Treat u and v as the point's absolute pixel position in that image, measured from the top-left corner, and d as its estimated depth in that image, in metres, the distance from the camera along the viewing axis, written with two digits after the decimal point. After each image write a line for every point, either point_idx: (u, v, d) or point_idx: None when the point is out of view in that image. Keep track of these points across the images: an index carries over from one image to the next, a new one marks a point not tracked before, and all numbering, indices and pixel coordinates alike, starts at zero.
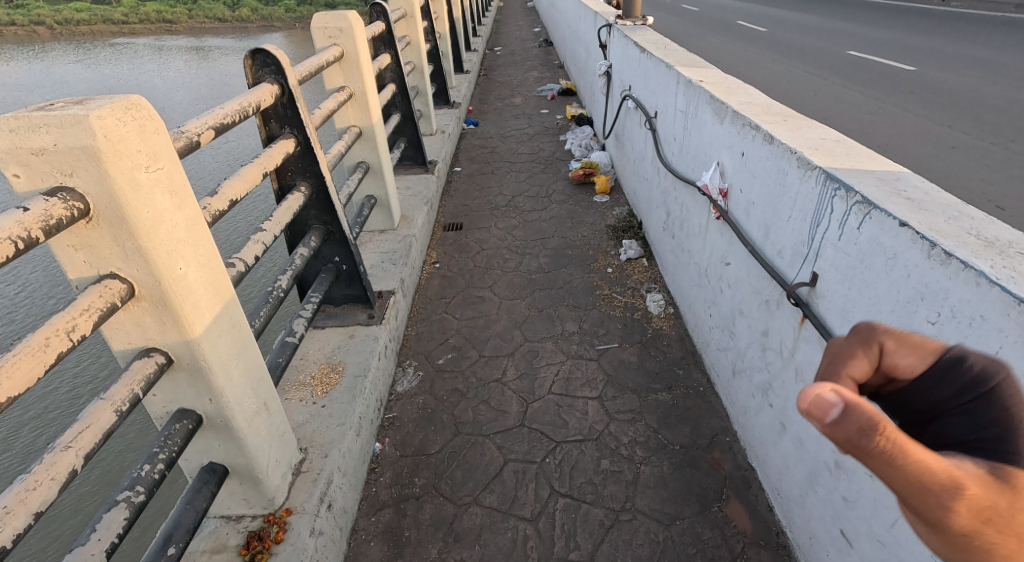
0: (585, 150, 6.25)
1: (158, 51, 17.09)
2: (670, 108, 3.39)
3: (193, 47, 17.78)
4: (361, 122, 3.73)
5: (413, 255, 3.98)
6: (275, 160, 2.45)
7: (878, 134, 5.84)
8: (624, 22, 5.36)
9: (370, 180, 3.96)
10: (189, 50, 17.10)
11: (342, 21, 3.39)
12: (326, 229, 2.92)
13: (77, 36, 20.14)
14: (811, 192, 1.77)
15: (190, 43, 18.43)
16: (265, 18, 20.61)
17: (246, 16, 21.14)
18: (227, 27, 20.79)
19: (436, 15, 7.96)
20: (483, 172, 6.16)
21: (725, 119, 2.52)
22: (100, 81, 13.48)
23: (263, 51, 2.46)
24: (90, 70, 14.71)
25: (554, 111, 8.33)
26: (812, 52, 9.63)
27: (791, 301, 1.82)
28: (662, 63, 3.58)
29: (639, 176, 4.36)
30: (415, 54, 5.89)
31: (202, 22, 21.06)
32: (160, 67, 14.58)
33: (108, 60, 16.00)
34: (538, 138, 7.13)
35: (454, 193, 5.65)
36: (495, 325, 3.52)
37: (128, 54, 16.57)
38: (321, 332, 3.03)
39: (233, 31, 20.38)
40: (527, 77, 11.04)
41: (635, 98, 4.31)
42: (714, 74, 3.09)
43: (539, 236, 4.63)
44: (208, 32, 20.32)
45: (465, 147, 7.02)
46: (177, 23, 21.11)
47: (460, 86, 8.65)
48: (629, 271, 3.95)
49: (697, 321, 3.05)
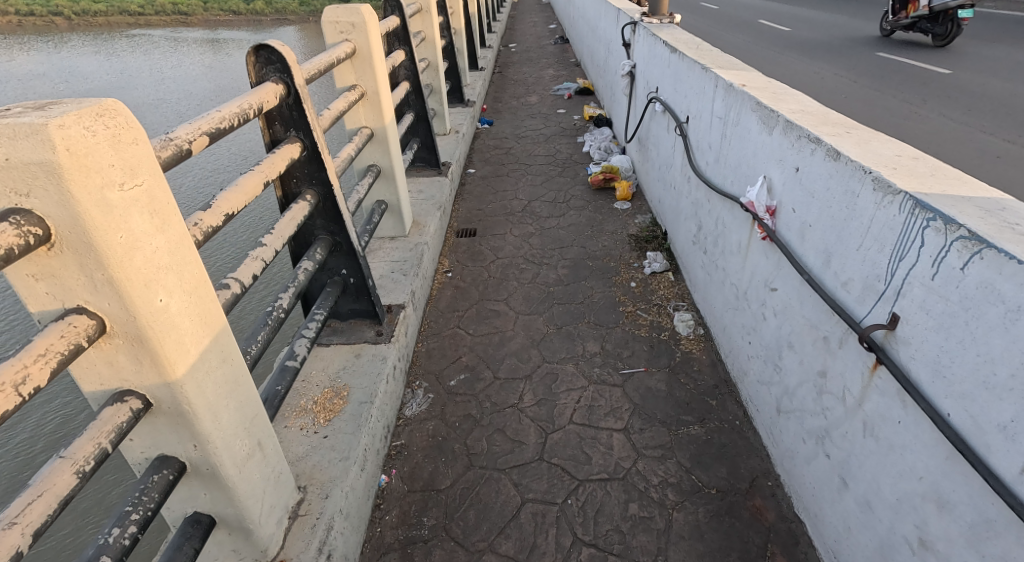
0: (605, 153, 6.01)
1: (173, 43, 17.05)
2: (705, 114, 3.16)
3: (207, 39, 17.67)
4: (373, 123, 3.50)
5: (425, 264, 3.76)
6: (279, 167, 2.22)
7: (915, 141, 5.57)
8: (650, 20, 5.11)
9: (381, 184, 3.74)
10: (203, 42, 17.03)
11: (355, 15, 3.17)
12: (333, 240, 2.71)
13: (93, 27, 20.14)
14: (892, 220, 1.54)
15: (204, 35, 18.33)
16: (280, 11, 20.51)
17: (260, 8, 20.99)
18: (242, 20, 20.70)
19: (451, 9, 7.72)
20: (497, 175, 5.94)
21: (775, 130, 2.28)
22: (114, 73, 13.41)
23: (268, 47, 2.23)
24: (104, 62, 14.68)
25: (571, 111, 8.09)
26: (841, 53, 9.33)
27: (864, 345, 1.59)
28: (697, 65, 3.34)
29: (666, 184, 4.12)
30: (430, 50, 5.67)
31: (217, 14, 20.98)
32: (174, 60, 14.51)
33: (123, 51, 15.97)
34: (555, 139, 6.89)
35: (468, 196, 5.43)
36: (512, 342, 3.31)
37: (143, 46, 16.54)
38: (325, 350, 2.82)
39: (247, 24, 20.31)
40: (543, 75, 10.82)
41: (663, 102, 4.08)
42: (756, 78, 2.85)
43: (557, 245, 4.41)
44: (223, 25, 20.26)
45: (480, 147, 6.80)
46: (193, 16, 21.06)
47: (475, 84, 8.44)
48: (654, 287, 3.72)
49: (732, 347, 2.82)
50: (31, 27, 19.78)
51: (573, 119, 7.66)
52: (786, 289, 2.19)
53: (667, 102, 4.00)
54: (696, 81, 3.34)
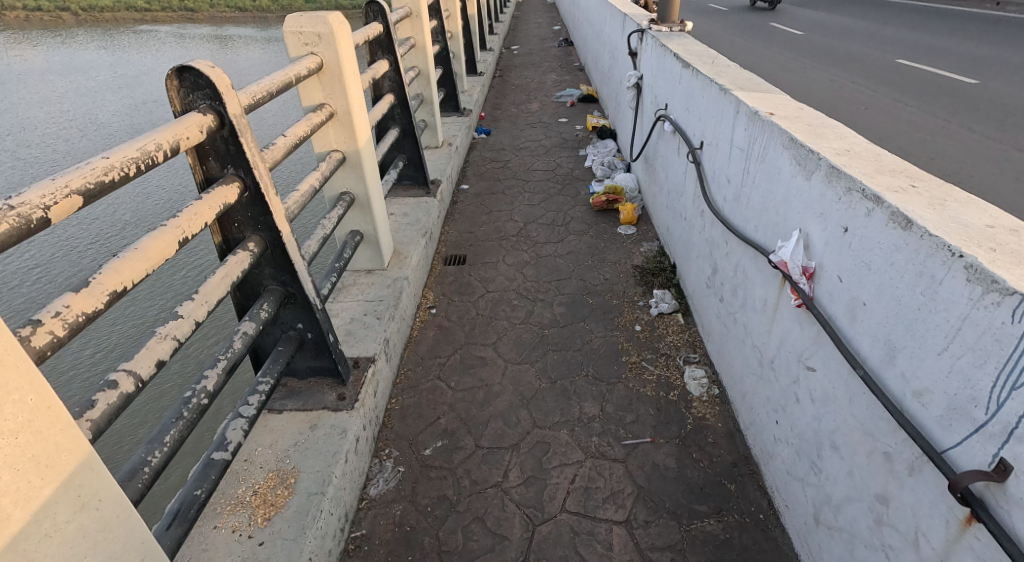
0: (608, 169, 5.58)
1: (172, 40, 16.70)
2: (724, 143, 2.74)
3: (206, 35, 17.30)
4: (344, 146, 3.09)
5: (403, 302, 3.35)
6: (206, 216, 1.78)
7: (945, 161, 5.15)
8: (659, 28, 4.70)
9: (355, 213, 3.33)
10: (203, 39, 16.69)
11: (321, 25, 2.76)
12: (285, 291, 2.29)
13: (98, 23, 19.86)
14: (1002, 332, 1.13)
15: (204, 31, 17.95)
16: (284, 8, 20.18)
17: (264, 6, 20.64)
18: (246, 16, 20.33)
19: (448, 12, 7.31)
20: (492, 192, 5.52)
21: (815, 176, 1.87)
22: (109, 69, 13.03)
23: (192, 69, 1.82)
24: (100, 59, 14.33)
25: (574, 119, 7.69)
26: (859, 60, 8.88)
27: (957, 495, 1.18)
28: (713, 84, 2.92)
29: (676, 213, 3.71)
30: (420, 58, 5.26)
31: (222, 11, 20.63)
32: (173, 57, 14.17)
33: (120, 48, 15.62)
34: (555, 151, 6.49)
35: (459, 216, 5.03)
36: (499, 399, 2.89)
37: (142, 43, 16.21)
38: (276, 417, 2.40)
39: (251, 21, 19.98)
40: (546, 79, 10.42)
41: (674, 121, 3.66)
42: (786, 104, 2.44)
43: (554, 277, 4.00)
44: (226, 21, 19.93)
45: (475, 160, 6.38)
46: (199, 12, 20.69)
47: (473, 90, 8.03)
48: (662, 332, 3.31)
49: (753, 419, 2.41)
50: (37, 21, 19.48)
51: (575, 130, 7.24)
52: (827, 375, 1.77)
53: (678, 123, 3.59)
54: (712, 103, 2.92)
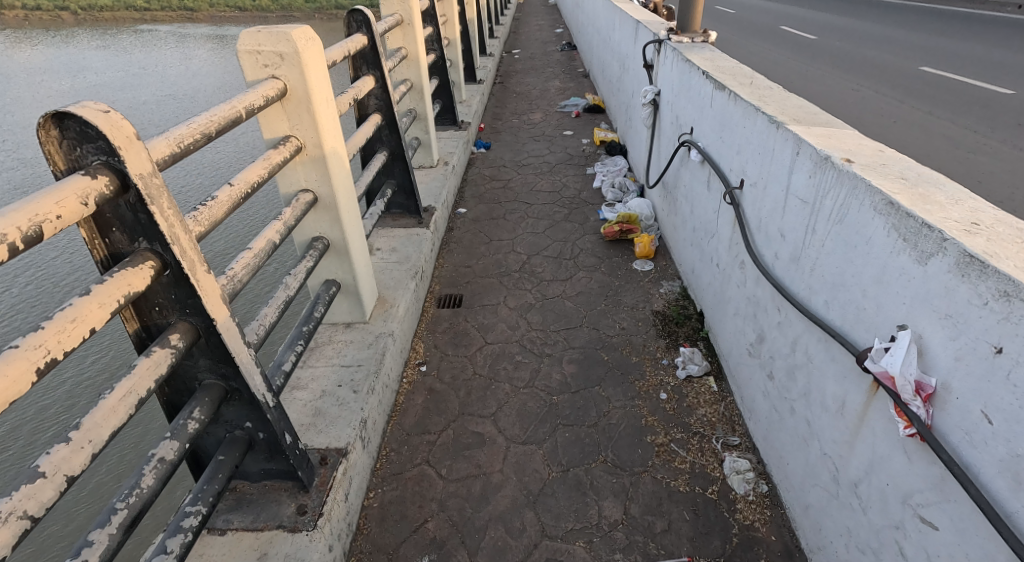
0: (619, 192, 5.15)
1: (164, 40, 16.17)
2: (776, 188, 2.24)
3: (204, 34, 16.80)
4: (316, 185, 2.59)
5: (388, 365, 2.85)
6: (93, 320, 1.29)
7: (994, 185, 4.66)
8: (680, 38, 4.21)
9: (331, 260, 2.83)
10: (198, 38, 16.16)
11: (282, 42, 2.25)
12: (225, 386, 1.77)
13: (97, 22, 19.41)
14: None
15: (200, 30, 17.47)
16: (287, 8, 19.83)
17: (266, 5, 20.27)
18: (246, 17, 19.90)
19: (444, 17, 6.81)
20: (492, 218, 5.02)
21: (932, 263, 1.37)
22: (99, 70, 12.53)
23: (72, 115, 1.29)
24: (87, 59, 13.80)
25: (580, 132, 7.20)
26: (882, 68, 8.41)
27: None
28: (760, 114, 2.42)
29: (704, 257, 3.22)
30: (413, 70, 4.77)
31: (227, 11, 20.14)
32: (162, 58, 13.64)
33: (110, 48, 15.11)
34: (560, 169, 5.99)
35: (455, 246, 4.53)
36: (499, 494, 2.39)
37: (136, 43, 15.72)
38: (217, 542, 1.91)
39: (250, 20, 19.51)
40: (548, 87, 9.92)
41: (703, 150, 3.18)
42: (862, 146, 1.94)
43: (562, 324, 3.51)
44: (224, 20, 19.42)
45: (474, 179, 5.88)
46: (199, 10, 20.20)
47: (471, 99, 7.54)
48: (691, 402, 2.82)
49: (821, 544, 1.92)
50: (37, 20, 19.02)
51: (582, 144, 6.75)
52: (959, 545, 1.30)
53: (708, 153, 3.10)
54: (759, 137, 2.42)
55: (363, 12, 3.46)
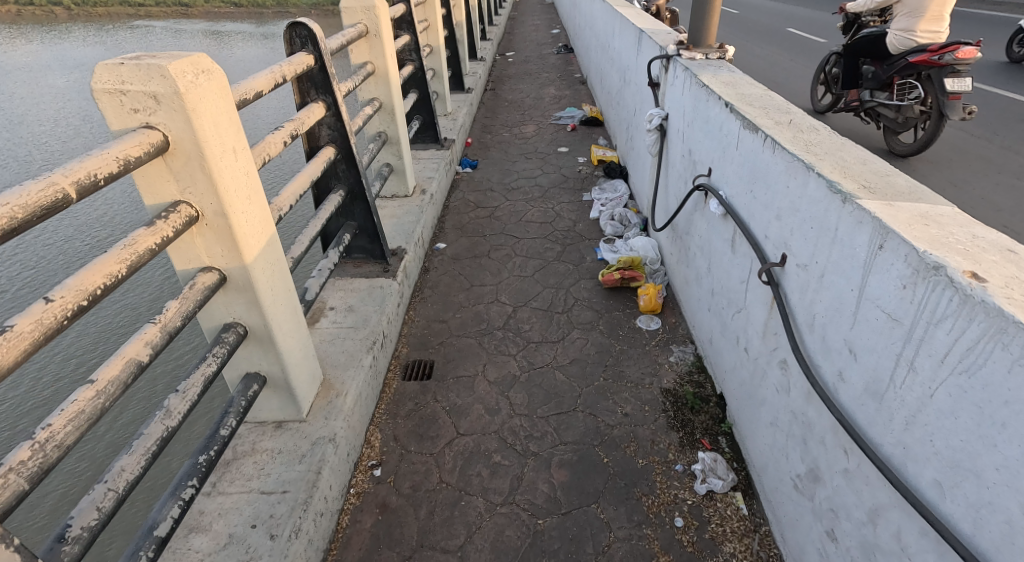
0: (619, 226, 4.56)
1: (148, 36, 15.54)
2: (842, 284, 1.61)
3: (197, 31, 16.22)
4: (224, 262, 1.96)
5: (327, 484, 2.23)
6: None
7: None
8: (691, 54, 3.59)
9: (252, 349, 2.19)
10: (184, 35, 15.51)
11: (156, 78, 1.62)
12: None
13: (89, 16, 18.76)
14: None
15: (191, 27, 16.86)
16: (281, 5, 19.28)
17: (258, 2, 19.70)
18: (240, 12, 19.27)
19: (426, 22, 6.18)
20: (474, 257, 4.42)
21: None
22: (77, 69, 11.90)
23: None
24: (62, 56, 13.13)
25: (576, 149, 6.60)
26: None
27: None
28: (812, 174, 1.80)
29: (727, 332, 2.61)
30: (382, 87, 4.14)
31: (219, 8, 19.57)
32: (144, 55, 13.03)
33: (90, 44, 14.47)
34: (554, 195, 5.39)
35: (429, 294, 3.92)
36: None
37: (118, 38, 15.07)
38: None
39: (240, 15, 18.87)
40: (543, 94, 9.31)
41: (726, 202, 2.56)
42: (981, 244, 1.33)
43: (551, 404, 2.89)
44: (214, 16, 18.80)
45: (456, 207, 5.29)
46: (193, 7, 19.56)
47: (457, 112, 6.93)
48: (715, 531, 2.20)
49: None
50: (30, 15, 18.55)
51: (578, 164, 6.15)
52: None
53: (733, 207, 2.48)
54: (811, 206, 1.80)
55: (308, 26, 2.84)
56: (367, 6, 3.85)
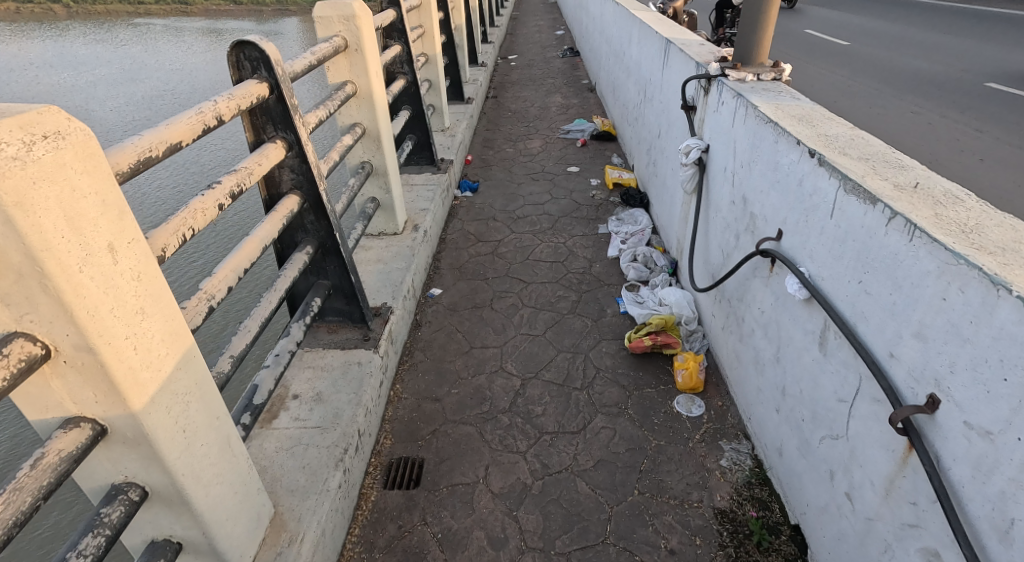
0: (643, 269, 3.94)
1: (138, 37, 14.95)
2: None
3: (190, 30, 15.64)
4: (101, 409, 1.30)
5: None
6: None
7: None
8: (741, 73, 2.96)
9: (158, 509, 1.53)
10: (177, 35, 14.94)
11: None
12: None
13: (91, 15, 18.21)
14: None
15: (190, 25, 16.38)
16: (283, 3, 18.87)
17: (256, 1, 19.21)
18: (240, 10, 18.73)
19: (422, 29, 5.54)
20: (474, 306, 3.80)
21: None
22: (58, 74, 11.30)
23: None
24: (46, 60, 12.53)
25: (588, 169, 5.98)
26: (940, 86, 7.25)
27: None
28: (1007, 296, 1.15)
29: (809, 456, 1.97)
30: (366, 109, 3.49)
31: (218, 6, 19.04)
32: (132, 59, 12.45)
33: (79, 47, 13.90)
34: (565, 227, 4.76)
35: (421, 359, 3.29)
36: None
37: (108, 40, 14.49)
38: None
39: (237, 13, 18.32)
40: (548, 102, 8.70)
41: (812, 284, 1.91)
42: None
43: (574, 530, 2.27)
44: (211, 15, 18.26)
45: (454, 241, 4.66)
46: (192, 6, 19.05)
47: (456, 127, 6.29)
48: None
49: None
50: (26, 14, 18.01)
51: (590, 187, 5.53)
52: None
53: (826, 296, 1.82)
54: (1006, 350, 1.15)
55: (259, 47, 2.20)
56: (346, 16, 3.18)
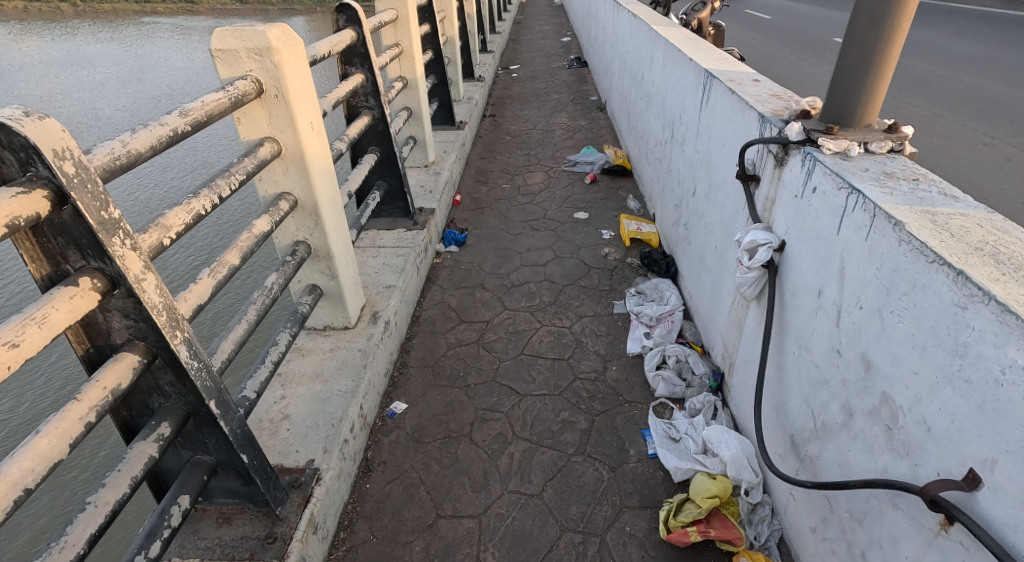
0: (676, 381, 2.94)
1: (126, 36, 13.99)
2: None
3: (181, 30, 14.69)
4: None
5: None
6: None
7: None
8: (843, 140, 1.95)
9: None
10: (166, 35, 13.99)
11: None
12: None
13: (96, 14, 17.26)
14: None
15: (192, 23, 15.59)
16: (286, 3, 17.96)
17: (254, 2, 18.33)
18: (242, 9, 17.85)
19: (399, 47, 4.53)
20: (448, 431, 2.80)
21: None
22: (26, 76, 10.30)
23: None
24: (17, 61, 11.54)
25: (599, 215, 4.98)
26: (1008, 110, 6.22)
27: None
28: None
29: None
30: (295, 173, 2.49)
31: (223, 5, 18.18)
32: (110, 61, 11.47)
33: (62, 46, 12.95)
34: (572, 303, 3.77)
35: (365, 536, 2.31)
36: None
37: (94, 40, 13.56)
38: None
39: (236, 12, 17.41)
40: (553, 122, 7.70)
41: None
42: None
43: None
44: (211, 15, 17.37)
45: (429, 320, 3.67)
46: (197, 5, 18.24)
47: (443, 159, 5.29)
48: None
49: None
50: (26, 10, 17.20)
51: (601, 241, 4.53)
52: None
53: None
54: None
55: (17, 131, 1.20)
56: (257, 49, 2.20)
